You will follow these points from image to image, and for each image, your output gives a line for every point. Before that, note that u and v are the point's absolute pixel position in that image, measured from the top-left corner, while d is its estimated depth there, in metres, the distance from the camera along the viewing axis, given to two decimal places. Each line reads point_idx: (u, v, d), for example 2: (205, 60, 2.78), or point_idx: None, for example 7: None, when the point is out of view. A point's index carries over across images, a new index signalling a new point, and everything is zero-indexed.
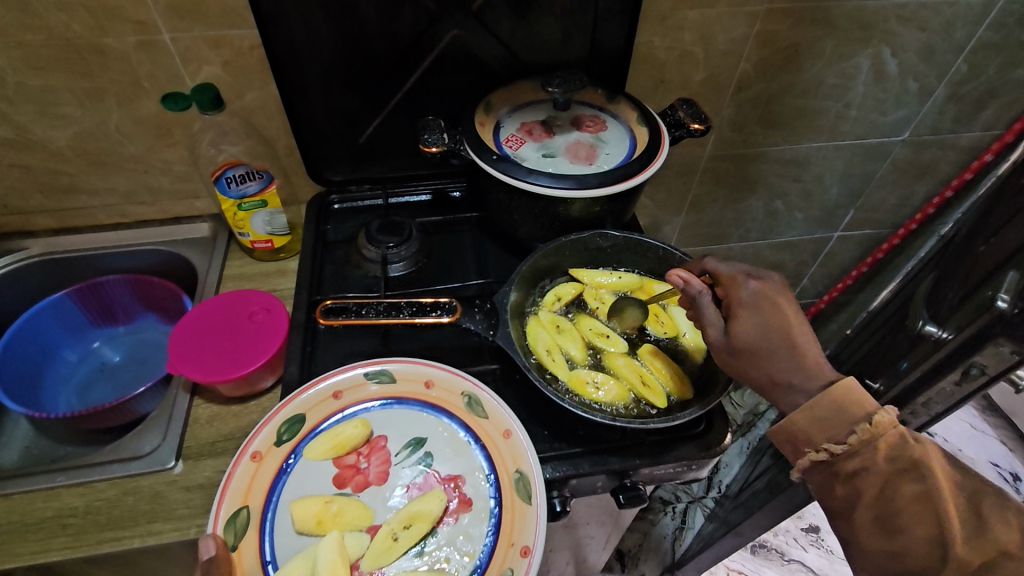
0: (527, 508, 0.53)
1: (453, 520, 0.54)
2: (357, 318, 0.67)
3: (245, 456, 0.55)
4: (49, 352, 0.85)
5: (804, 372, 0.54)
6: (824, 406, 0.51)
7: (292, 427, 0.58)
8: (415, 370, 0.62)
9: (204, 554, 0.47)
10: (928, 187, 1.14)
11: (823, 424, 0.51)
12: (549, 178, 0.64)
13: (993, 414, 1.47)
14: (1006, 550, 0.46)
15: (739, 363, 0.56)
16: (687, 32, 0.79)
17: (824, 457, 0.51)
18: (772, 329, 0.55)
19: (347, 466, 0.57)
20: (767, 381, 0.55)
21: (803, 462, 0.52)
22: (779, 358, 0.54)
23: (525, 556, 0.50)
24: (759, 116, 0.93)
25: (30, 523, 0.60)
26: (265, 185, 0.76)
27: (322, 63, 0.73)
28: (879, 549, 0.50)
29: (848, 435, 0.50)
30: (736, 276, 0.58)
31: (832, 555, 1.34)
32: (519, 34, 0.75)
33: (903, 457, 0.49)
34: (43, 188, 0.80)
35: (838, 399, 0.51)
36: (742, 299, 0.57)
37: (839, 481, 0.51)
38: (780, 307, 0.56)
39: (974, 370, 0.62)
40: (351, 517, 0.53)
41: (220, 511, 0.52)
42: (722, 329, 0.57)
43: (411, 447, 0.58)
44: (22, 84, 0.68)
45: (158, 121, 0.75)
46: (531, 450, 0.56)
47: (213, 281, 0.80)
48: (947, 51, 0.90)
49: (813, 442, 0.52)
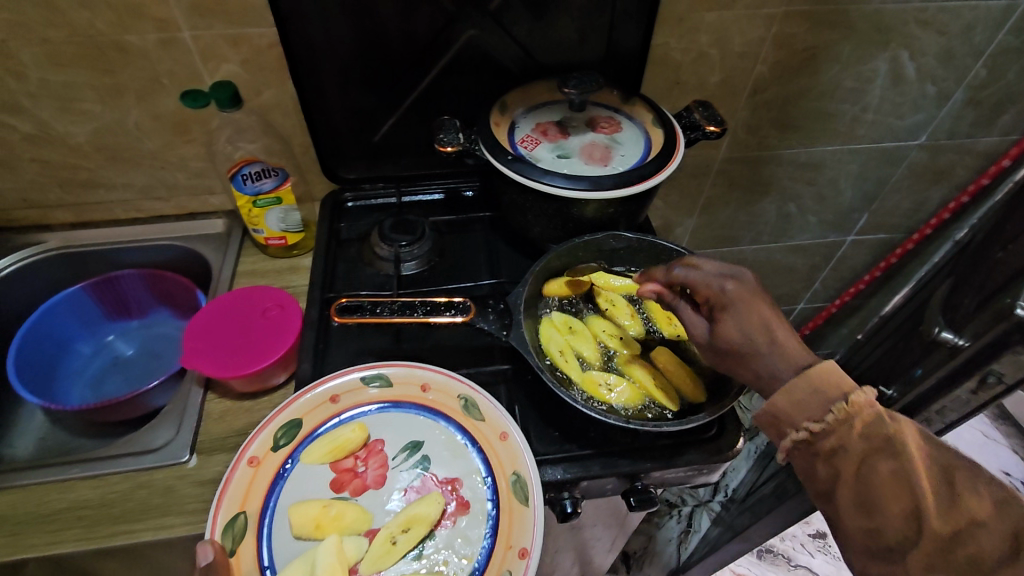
0: (525, 509, 0.53)
1: (451, 523, 0.54)
2: (371, 316, 0.65)
3: (243, 462, 0.55)
4: (64, 344, 0.86)
5: (783, 359, 0.53)
6: (800, 390, 0.50)
7: (289, 432, 0.58)
8: (411, 373, 0.63)
9: (203, 561, 0.47)
10: (943, 192, 1.13)
11: (801, 406, 0.50)
12: (563, 179, 0.64)
13: (1005, 423, 1.46)
14: (976, 519, 0.44)
15: (727, 362, 0.56)
16: (704, 34, 0.79)
17: (803, 436, 0.50)
18: (754, 328, 0.54)
19: (344, 470, 0.57)
20: (753, 377, 0.54)
21: (785, 443, 0.52)
22: (764, 355, 0.53)
23: (523, 558, 0.51)
24: (775, 119, 0.93)
25: (45, 514, 0.61)
26: (281, 182, 0.77)
27: (339, 61, 0.73)
28: (859, 527, 0.49)
29: (825, 414, 0.49)
30: (711, 280, 0.56)
31: (839, 561, 1.33)
32: (535, 34, 0.74)
33: (876, 432, 0.47)
34: (61, 182, 0.81)
35: (814, 381, 0.50)
36: (722, 303, 0.55)
37: (820, 461, 0.50)
38: (758, 307, 0.54)
39: (991, 379, 0.62)
40: (350, 519, 0.53)
41: (218, 517, 0.52)
42: (706, 329, 0.57)
43: (408, 451, 0.58)
44: (43, 80, 0.69)
45: (175, 117, 0.76)
46: (528, 452, 0.56)
47: (227, 277, 0.81)
48: (967, 55, 0.89)
49: (793, 423, 0.51)
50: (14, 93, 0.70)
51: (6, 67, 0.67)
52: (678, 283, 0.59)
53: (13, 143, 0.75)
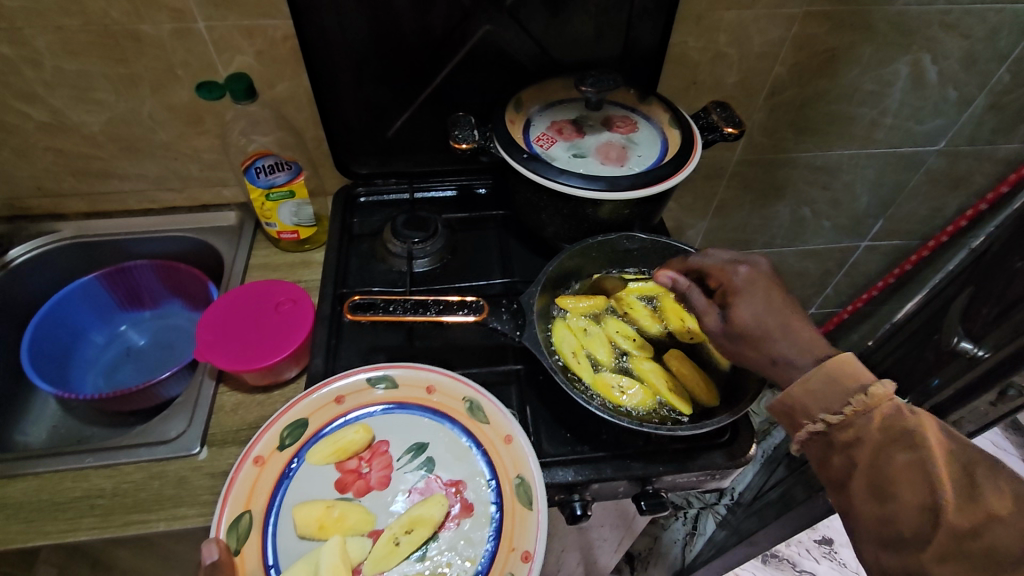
0: (528, 513, 0.53)
1: (454, 525, 0.53)
2: (384, 314, 0.60)
3: (248, 461, 0.55)
4: (78, 333, 0.86)
5: (799, 347, 0.52)
6: (817, 380, 0.49)
7: (294, 432, 0.57)
8: (417, 375, 0.62)
9: (208, 559, 0.47)
10: (961, 199, 1.11)
11: (817, 396, 0.49)
12: (580, 179, 0.63)
13: (1016, 434, 1.44)
14: (995, 513, 0.42)
15: (740, 347, 0.55)
16: (723, 34, 0.78)
17: (819, 427, 0.49)
18: (769, 312, 0.54)
19: (349, 470, 0.57)
20: (766, 361, 0.53)
21: (800, 433, 0.50)
22: (780, 339, 0.52)
23: (526, 561, 0.50)
24: (792, 121, 0.91)
25: (59, 502, 0.61)
26: (293, 176, 0.76)
27: (354, 54, 0.73)
28: (871, 515, 0.46)
29: (843, 406, 0.48)
30: (724, 265, 0.57)
31: (844, 568, 1.32)
32: (552, 31, 0.74)
33: (894, 424, 0.46)
34: (75, 171, 0.81)
35: (832, 372, 0.49)
36: (735, 288, 0.56)
37: (835, 451, 0.48)
38: (772, 292, 0.55)
39: (1011, 392, 0.61)
40: (353, 521, 0.53)
41: (223, 515, 0.52)
42: (719, 317, 0.56)
43: (412, 453, 0.58)
44: (59, 69, 0.69)
45: (190, 109, 0.76)
46: (532, 457, 0.55)
47: (239, 271, 0.81)
48: (990, 59, 0.87)
49: (809, 414, 0.50)
50: (29, 81, 0.70)
51: (22, 55, 0.68)
52: (693, 270, 0.60)
53: (28, 131, 0.75)
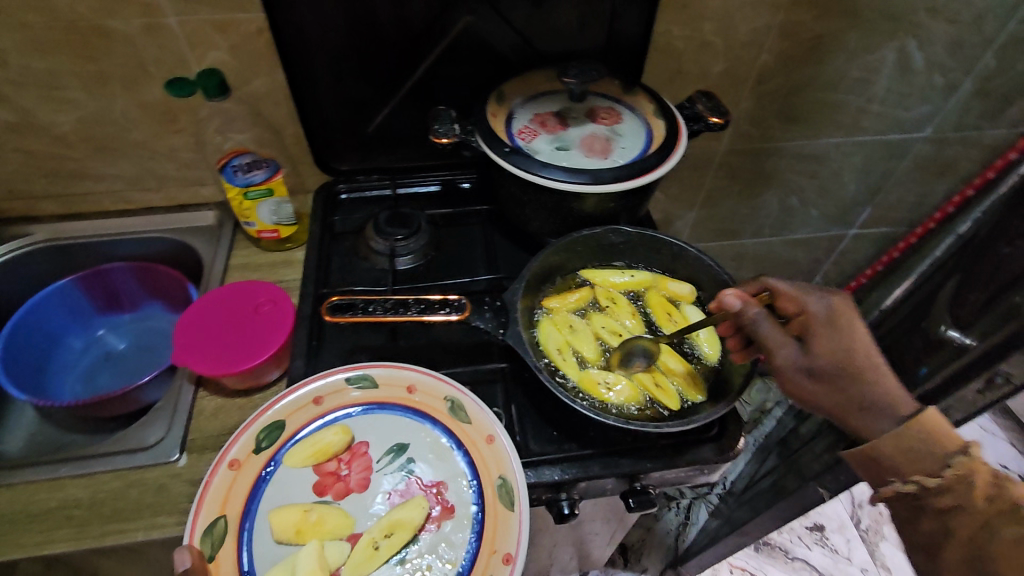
0: (510, 514, 0.52)
1: (435, 527, 0.52)
2: (363, 315, 0.59)
3: (223, 465, 0.53)
4: (55, 338, 0.84)
5: (891, 396, 0.54)
6: (913, 440, 0.52)
7: (271, 435, 0.56)
8: (397, 374, 0.61)
9: (181, 566, 0.46)
10: (948, 186, 1.10)
11: (911, 457, 0.53)
12: (563, 172, 0.62)
13: (1002, 416, 1.45)
14: None
15: (819, 384, 0.53)
16: (707, 22, 0.77)
17: (911, 488, 0.54)
18: (858, 351, 0.53)
19: (327, 473, 0.55)
20: (853, 405, 0.53)
21: (887, 489, 0.55)
22: (870, 384, 0.53)
23: (507, 563, 0.49)
24: (778, 109, 0.91)
25: (35, 513, 0.59)
26: (271, 174, 0.74)
27: (332, 49, 0.71)
28: None
29: (943, 469, 0.52)
30: (806, 293, 0.56)
31: (836, 554, 1.33)
32: (534, 22, 0.72)
33: (998, 498, 0.51)
34: (47, 173, 0.79)
35: (926, 431, 0.52)
36: (817, 322, 0.55)
37: (929, 513, 0.54)
38: (856, 328, 0.54)
39: (999, 379, 0.59)
40: (332, 525, 0.52)
41: (197, 521, 0.50)
42: (796, 350, 0.53)
43: (393, 454, 0.57)
44: (25, 67, 0.67)
45: (164, 107, 0.74)
46: (514, 455, 0.55)
47: (219, 271, 0.79)
48: (975, 45, 0.87)
49: (898, 473, 0.54)
50: None
51: None
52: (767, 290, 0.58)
53: None
